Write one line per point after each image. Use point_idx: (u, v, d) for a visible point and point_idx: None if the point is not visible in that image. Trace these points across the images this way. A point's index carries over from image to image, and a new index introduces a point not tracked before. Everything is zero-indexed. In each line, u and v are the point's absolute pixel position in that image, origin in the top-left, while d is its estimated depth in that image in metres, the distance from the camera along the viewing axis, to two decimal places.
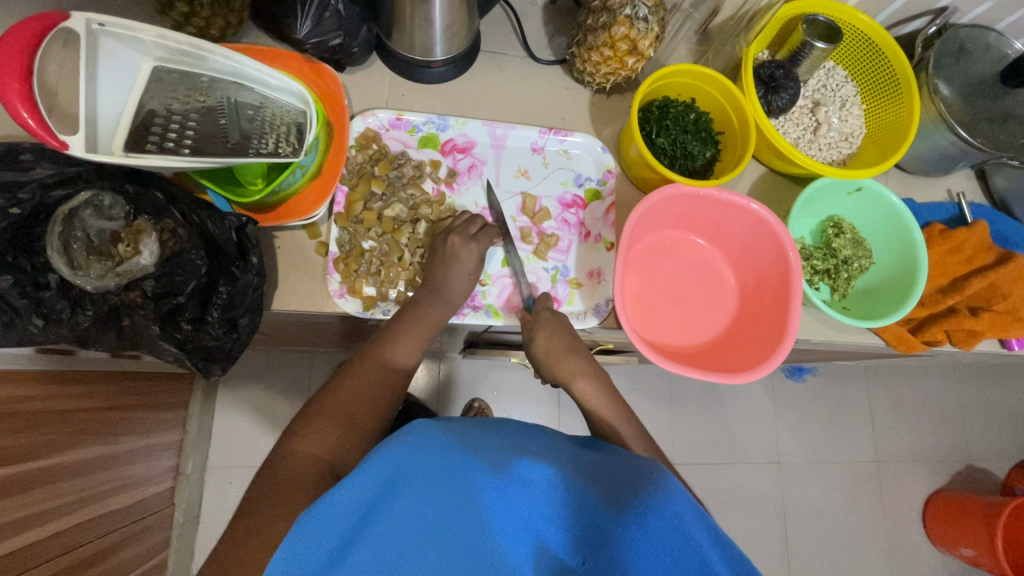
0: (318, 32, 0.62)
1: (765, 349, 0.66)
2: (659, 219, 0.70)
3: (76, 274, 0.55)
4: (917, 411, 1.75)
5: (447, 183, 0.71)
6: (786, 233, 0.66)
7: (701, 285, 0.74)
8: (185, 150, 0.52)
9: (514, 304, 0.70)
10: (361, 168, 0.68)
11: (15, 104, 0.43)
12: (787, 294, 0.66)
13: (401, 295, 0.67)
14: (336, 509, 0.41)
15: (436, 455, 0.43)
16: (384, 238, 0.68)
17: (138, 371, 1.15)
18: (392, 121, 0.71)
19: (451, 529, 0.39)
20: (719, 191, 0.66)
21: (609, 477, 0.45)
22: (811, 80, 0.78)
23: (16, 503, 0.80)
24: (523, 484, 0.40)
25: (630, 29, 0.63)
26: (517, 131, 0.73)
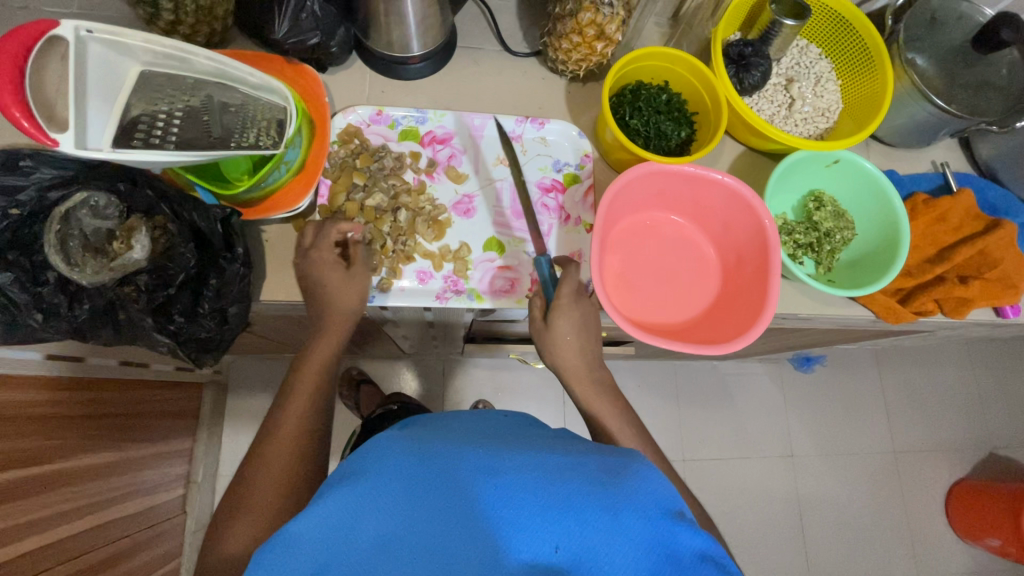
0: (295, 32, 0.65)
1: (746, 322, 0.67)
2: (636, 198, 0.71)
3: (72, 271, 0.58)
4: (932, 399, 1.71)
5: (427, 173, 0.73)
6: (762, 204, 0.66)
7: (682, 264, 0.75)
8: (170, 145, 0.55)
9: (498, 288, 0.71)
10: (343, 162, 0.71)
11: (9, 103, 0.46)
12: (767, 266, 0.66)
13: (384, 282, 0.68)
14: (295, 539, 0.41)
15: (395, 458, 0.45)
16: (367, 227, 0.69)
17: (147, 379, 1.18)
18: (372, 116, 0.73)
19: (421, 524, 0.39)
20: (692, 167, 0.67)
21: (584, 461, 0.44)
22: (784, 58, 0.79)
23: (27, 505, 0.83)
24: (501, 476, 0.41)
25: (596, 14, 0.65)
26: (494, 121, 0.75)
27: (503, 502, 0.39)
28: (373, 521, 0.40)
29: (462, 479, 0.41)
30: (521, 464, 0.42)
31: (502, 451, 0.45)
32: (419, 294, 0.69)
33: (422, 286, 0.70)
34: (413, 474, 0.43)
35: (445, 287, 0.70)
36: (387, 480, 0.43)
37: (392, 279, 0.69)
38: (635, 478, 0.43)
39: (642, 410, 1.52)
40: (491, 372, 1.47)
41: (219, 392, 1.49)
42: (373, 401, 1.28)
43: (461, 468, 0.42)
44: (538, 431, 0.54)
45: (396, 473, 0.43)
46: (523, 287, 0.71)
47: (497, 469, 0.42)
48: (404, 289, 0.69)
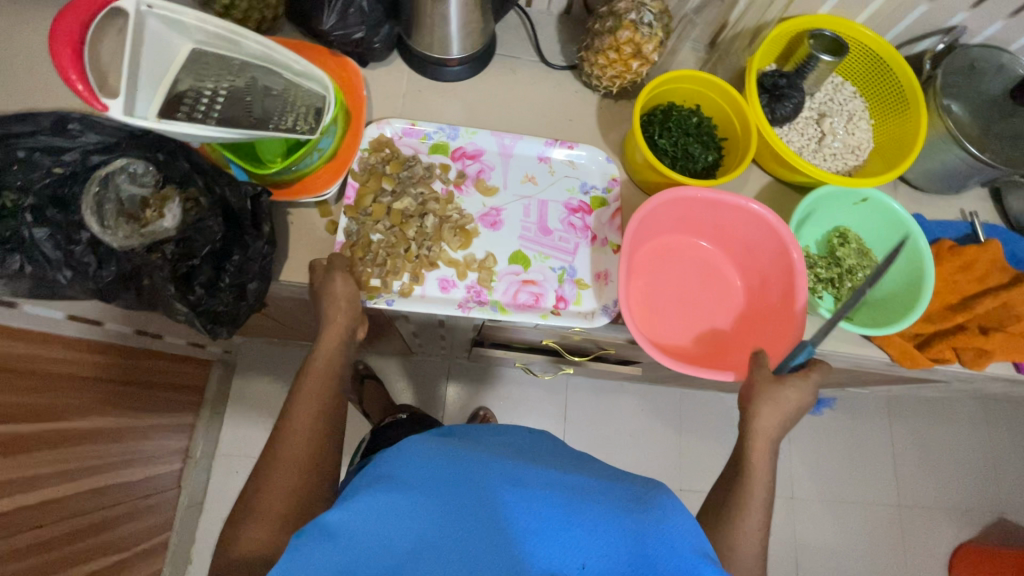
0: (342, 25, 0.66)
1: (779, 349, 0.67)
2: (658, 223, 0.71)
3: (104, 233, 0.61)
4: (944, 456, 1.66)
5: (455, 184, 0.74)
6: (787, 231, 0.67)
7: (704, 288, 0.75)
8: (212, 120, 0.57)
9: (521, 302, 0.70)
10: (373, 167, 0.72)
11: (67, 67, 0.49)
12: (794, 293, 0.67)
13: (406, 286, 0.68)
14: (331, 532, 0.44)
15: (428, 461, 0.50)
16: (391, 230, 0.70)
17: (158, 350, 1.20)
18: (405, 129, 0.75)
19: (453, 524, 0.43)
20: (715, 192, 0.67)
21: (605, 488, 0.49)
22: (818, 93, 0.80)
23: (25, 460, 0.85)
24: (529, 488, 0.46)
25: (635, 32, 0.66)
26: (524, 142, 0.76)
27: (531, 509, 0.44)
28: (408, 515, 0.44)
29: (494, 491, 0.45)
30: (546, 482, 0.48)
31: (529, 468, 0.50)
32: (440, 302, 0.69)
33: (443, 294, 0.70)
34: (447, 477, 0.48)
35: (468, 297, 0.69)
36: (421, 481, 0.48)
37: (413, 284, 0.69)
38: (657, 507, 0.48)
39: (643, 436, 1.50)
40: (496, 381, 1.47)
41: (226, 372, 1.51)
42: (376, 397, 1.29)
43: (492, 477, 0.47)
44: (556, 457, 0.60)
45: (430, 476, 0.48)
46: (548, 303, 0.71)
47: (525, 482, 0.47)
48: (424, 297, 0.69)
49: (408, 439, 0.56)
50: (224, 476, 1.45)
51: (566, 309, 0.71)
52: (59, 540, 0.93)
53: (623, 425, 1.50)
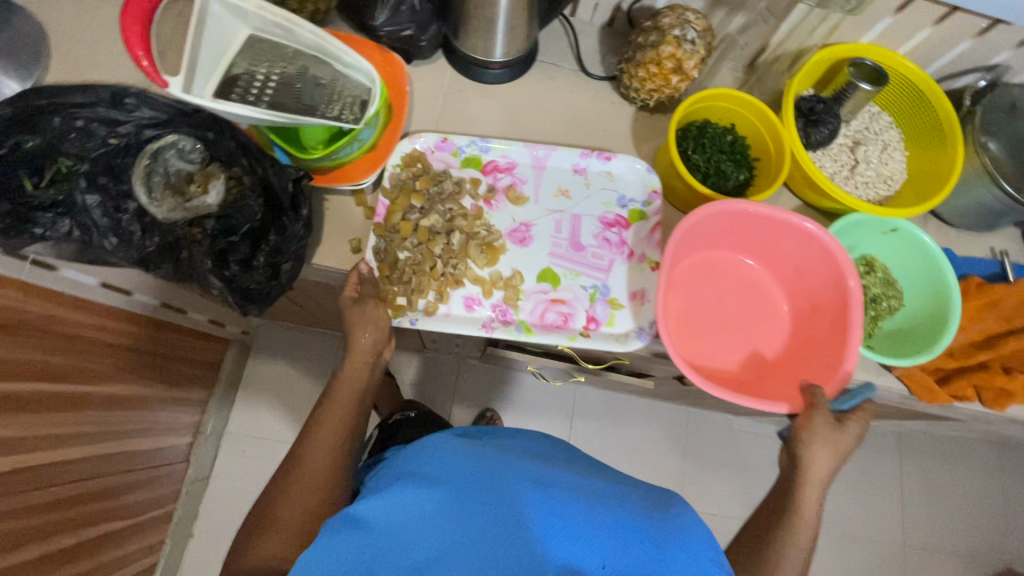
0: (393, 22, 0.69)
1: (824, 375, 0.67)
2: (707, 237, 0.72)
3: (151, 204, 0.63)
4: (953, 499, 1.62)
5: (484, 200, 0.74)
6: (843, 254, 0.66)
7: (749, 307, 0.75)
8: (262, 103, 0.60)
9: (549, 322, 0.70)
10: (403, 183, 0.73)
11: (134, 42, 0.52)
12: (844, 321, 0.66)
13: (430, 305, 0.69)
14: (364, 522, 0.50)
15: (452, 461, 0.57)
16: (418, 247, 0.71)
17: (181, 325, 1.23)
18: (437, 143, 0.75)
19: (474, 520, 0.50)
20: (768, 209, 0.66)
21: (615, 493, 0.56)
22: (854, 121, 0.80)
23: (39, 419, 0.88)
24: (544, 489, 0.53)
25: (677, 48, 0.67)
26: (559, 153, 0.76)
27: (545, 509, 0.50)
28: (434, 510, 0.51)
29: (510, 490, 0.52)
30: (560, 485, 0.54)
31: (542, 470, 0.57)
32: (465, 322, 0.69)
33: (468, 313, 0.70)
34: (470, 477, 0.54)
35: (493, 316, 0.70)
36: (446, 480, 0.55)
37: (438, 303, 0.69)
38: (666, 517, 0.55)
39: (647, 450, 1.50)
40: (505, 383, 1.47)
41: (243, 352, 1.54)
42: (386, 389, 1.30)
43: (509, 477, 0.54)
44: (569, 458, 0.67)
45: (453, 475, 0.55)
46: (577, 324, 0.70)
47: (540, 484, 0.54)
48: (448, 315, 0.70)
49: (427, 442, 0.63)
50: (232, 454, 1.47)
51: (597, 330, 0.70)
52: (63, 502, 0.96)
53: (629, 438, 1.50)
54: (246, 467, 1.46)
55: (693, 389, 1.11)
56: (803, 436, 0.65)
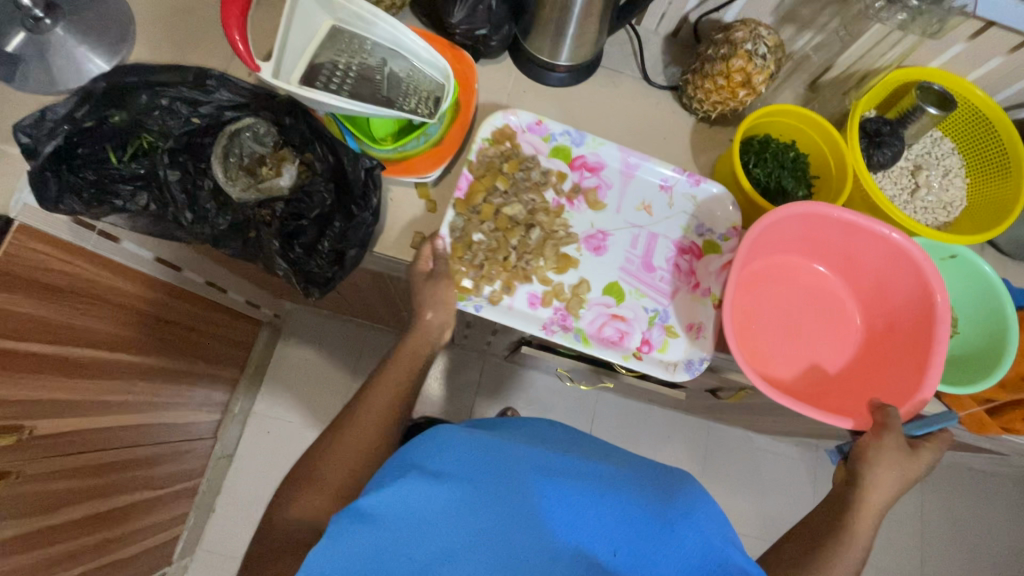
0: (469, 21, 0.70)
1: (900, 391, 0.67)
2: (785, 240, 0.72)
3: (227, 183, 0.65)
4: (978, 535, 1.58)
5: (567, 197, 0.75)
6: (932, 269, 0.65)
7: (821, 317, 0.75)
8: (343, 93, 0.62)
9: (605, 336, 0.70)
10: (490, 162, 0.73)
11: (232, 28, 0.55)
12: (927, 337, 0.66)
13: (496, 293, 0.69)
14: (372, 515, 0.49)
15: (459, 447, 0.55)
16: (494, 234, 0.71)
17: (223, 305, 1.25)
18: (531, 124, 0.75)
19: (485, 515, 0.49)
20: (854, 216, 0.67)
21: (629, 479, 0.55)
22: (915, 145, 0.80)
23: (92, 386, 0.91)
24: (554, 482, 0.51)
25: (748, 62, 0.68)
26: (650, 164, 0.74)
27: (558, 504, 0.49)
28: (441, 502, 0.49)
29: (519, 485, 0.51)
30: (570, 474, 0.53)
31: (550, 458, 0.55)
32: (526, 318, 0.70)
33: (530, 309, 0.70)
34: (477, 466, 0.53)
35: (554, 319, 0.70)
36: (452, 468, 0.52)
37: (504, 293, 0.70)
38: (687, 499, 0.53)
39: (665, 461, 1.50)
40: (529, 382, 1.48)
41: (274, 335, 1.56)
42: None
43: (517, 469, 0.52)
44: (580, 442, 0.66)
45: (460, 462, 0.53)
46: (632, 344, 0.71)
47: (550, 477, 0.52)
48: (511, 307, 0.70)
49: (433, 427, 0.59)
50: (257, 434, 1.50)
51: (649, 353, 0.70)
52: (100, 468, 0.98)
53: (649, 448, 1.49)
54: (270, 448, 1.49)
55: (724, 403, 1.10)
56: (869, 458, 0.64)
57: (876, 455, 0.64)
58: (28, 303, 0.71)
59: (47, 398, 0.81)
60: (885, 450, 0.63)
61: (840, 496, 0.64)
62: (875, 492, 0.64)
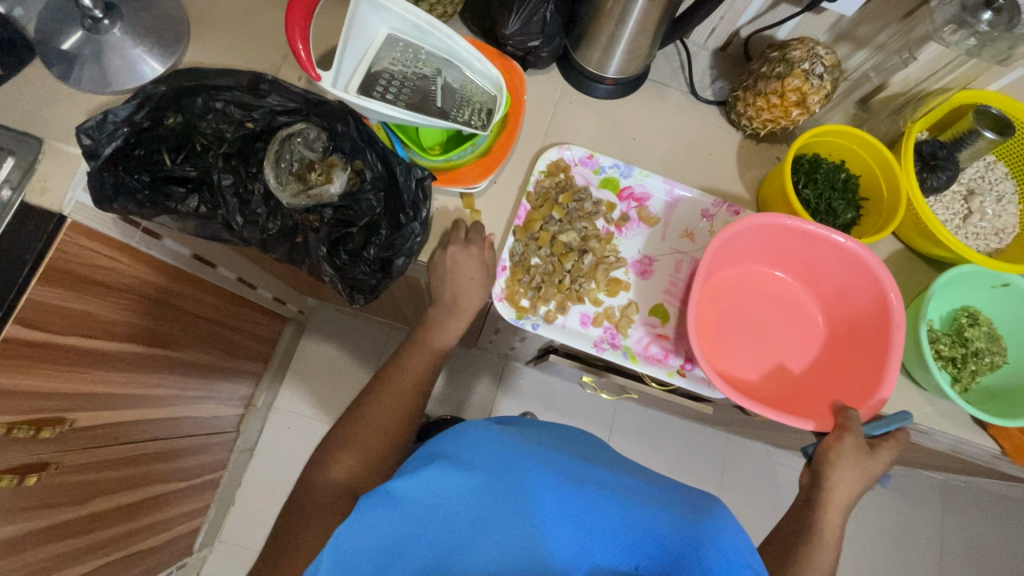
0: (522, 32, 0.70)
1: (858, 395, 0.65)
2: (746, 248, 0.71)
3: (278, 188, 0.65)
4: (1003, 561, 1.53)
5: (617, 225, 0.74)
6: (887, 274, 0.64)
7: (783, 323, 0.74)
8: (399, 104, 0.62)
9: (653, 354, 0.70)
10: (546, 193, 0.73)
11: (296, 37, 0.56)
12: (886, 343, 0.64)
13: (551, 313, 0.70)
14: (393, 497, 0.51)
15: (483, 447, 0.55)
16: (550, 258, 0.71)
17: (253, 301, 1.26)
18: (582, 158, 0.75)
19: (503, 516, 0.48)
20: (813, 226, 0.65)
21: (651, 491, 0.53)
22: (967, 170, 0.78)
23: (129, 380, 0.92)
24: (574, 487, 0.50)
25: (804, 82, 0.67)
26: (692, 195, 0.75)
27: (577, 511, 0.48)
28: (463, 500, 0.50)
29: (540, 487, 0.50)
30: (591, 481, 0.52)
31: (573, 464, 0.55)
32: (578, 336, 0.70)
33: (582, 329, 0.71)
34: (499, 466, 0.52)
35: (604, 336, 0.70)
36: (474, 465, 0.52)
37: (557, 313, 0.70)
38: (713, 516, 0.51)
39: (682, 473, 1.49)
40: (550, 388, 1.48)
41: (298, 331, 1.57)
42: None
43: (540, 471, 0.52)
44: (606, 452, 0.66)
45: (483, 460, 0.53)
46: (677, 361, 0.70)
47: (570, 481, 0.51)
48: (564, 326, 0.70)
49: (462, 422, 0.60)
50: (278, 430, 1.51)
51: (693, 371, 0.70)
52: (132, 460, 1.00)
53: (668, 458, 1.49)
54: (290, 442, 1.50)
55: (752, 419, 1.09)
56: (830, 458, 0.63)
57: (837, 457, 0.63)
58: (75, 298, 0.72)
59: (87, 391, 0.82)
60: (846, 452, 0.62)
61: (822, 497, 0.64)
62: (842, 490, 0.64)
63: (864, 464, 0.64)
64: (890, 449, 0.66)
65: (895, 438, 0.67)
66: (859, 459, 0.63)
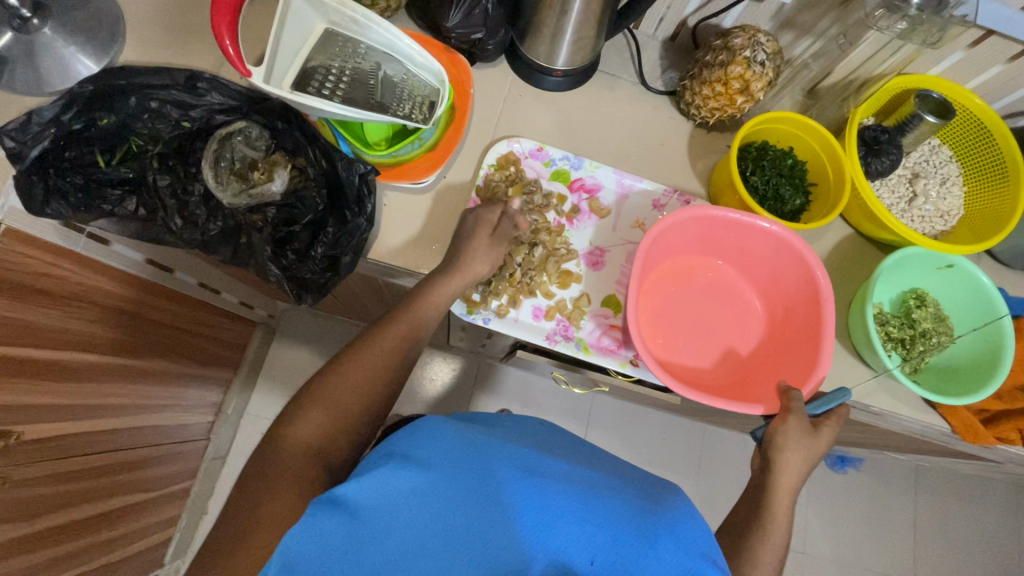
0: (465, 24, 0.69)
1: (798, 374, 0.66)
2: (679, 241, 0.71)
3: (217, 188, 0.64)
4: (971, 537, 1.56)
5: (568, 218, 0.74)
6: (813, 256, 0.65)
7: (724, 310, 0.75)
8: (335, 98, 0.61)
9: (605, 346, 0.70)
10: (496, 186, 0.72)
11: (223, 33, 0.55)
12: (819, 322, 0.65)
13: (502, 307, 0.70)
14: (345, 503, 0.47)
15: (444, 444, 0.51)
16: (500, 252, 0.69)
17: (218, 307, 1.22)
18: (532, 150, 0.75)
19: (460, 518, 0.45)
20: (738, 214, 0.66)
21: (617, 487, 0.50)
22: (913, 154, 0.79)
23: (82, 390, 0.89)
24: (537, 481, 0.47)
25: (746, 69, 0.67)
26: (643, 185, 0.75)
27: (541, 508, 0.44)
28: (420, 505, 0.46)
29: (502, 483, 0.46)
30: (557, 476, 0.48)
31: (538, 458, 0.51)
32: (530, 330, 0.70)
33: (534, 322, 0.71)
34: (459, 464, 0.49)
35: (556, 329, 0.70)
36: (432, 464, 0.49)
37: (510, 307, 0.70)
38: (680, 513, 0.49)
39: (660, 464, 1.49)
40: (525, 384, 1.48)
41: (269, 335, 1.53)
42: None
43: (502, 465, 0.48)
44: (574, 446, 0.64)
45: (441, 459, 0.49)
46: (630, 351, 0.70)
47: (534, 475, 0.48)
48: (516, 320, 0.70)
49: (425, 418, 0.57)
50: (250, 435, 1.48)
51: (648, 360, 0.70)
52: (89, 472, 0.97)
53: (644, 450, 1.49)
54: None
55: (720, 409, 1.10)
56: (778, 442, 0.63)
57: (787, 440, 0.62)
58: (14, 307, 0.69)
59: (35, 402, 0.79)
60: (792, 434, 0.62)
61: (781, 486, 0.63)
62: (796, 480, 0.64)
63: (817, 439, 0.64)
64: (837, 428, 0.66)
65: (838, 418, 0.67)
66: (812, 445, 0.63)
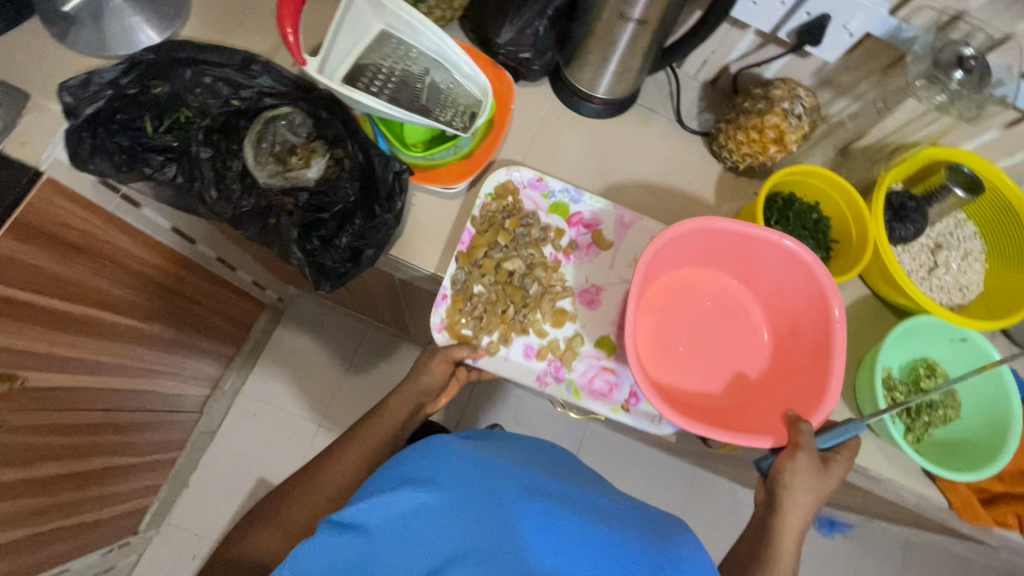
0: (515, 42, 0.72)
1: (805, 398, 0.65)
2: (685, 251, 0.71)
3: (256, 167, 0.68)
4: None
5: (564, 252, 0.75)
6: (823, 271, 0.64)
7: (729, 328, 0.74)
8: (382, 96, 0.64)
9: (596, 389, 0.70)
10: (493, 216, 0.73)
11: (286, 20, 0.57)
12: (828, 343, 0.64)
13: (492, 345, 0.70)
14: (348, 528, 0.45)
15: (451, 466, 0.49)
16: (494, 287, 0.71)
17: (231, 283, 1.24)
18: (531, 180, 0.76)
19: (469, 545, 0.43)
20: (744, 226, 0.65)
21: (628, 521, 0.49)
22: (938, 225, 0.80)
23: (87, 346, 0.89)
24: (549, 510, 0.45)
25: (783, 120, 0.68)
26: (644, 222, 0.75)
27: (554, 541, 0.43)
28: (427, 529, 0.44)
29: (513, 511, 0.44)
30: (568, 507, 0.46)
31: (547, 485, 0.49)
32: (520, 371, 0.70)
33: (525, 361, 0.71)
34: (466, 488, 0.46)
35: (548, 370, 0.70)
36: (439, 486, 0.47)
37: (500, 344, 0.70)
38: (692, 552, 0.48)
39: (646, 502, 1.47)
40: (521, 403, 1.47)
41: (276, 318, 1.54)
42: None
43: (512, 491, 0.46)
44: (579, 474, 0.62)
45: (448, 482, 0.47)
46: (620, 395, 0.70)
47: (545, 503, 0.46)
48: (506, 359, 0.70)
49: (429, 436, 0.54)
50: (242, 415, 1.48)
51: (637, 406, 0.70)
52: (79, 428, 0.96)
53: (631, 485, 1.47)
54: (252, 430, 1.47)
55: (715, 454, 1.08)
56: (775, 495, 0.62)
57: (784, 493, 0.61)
58: (39, 254, 0.71)
59: (40, 351, 0.80)
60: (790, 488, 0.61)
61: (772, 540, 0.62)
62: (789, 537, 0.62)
63: (822, 501, 0.64)
64: (847, 465, 0.65)
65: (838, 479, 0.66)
66: (808, 502, 0.62)
